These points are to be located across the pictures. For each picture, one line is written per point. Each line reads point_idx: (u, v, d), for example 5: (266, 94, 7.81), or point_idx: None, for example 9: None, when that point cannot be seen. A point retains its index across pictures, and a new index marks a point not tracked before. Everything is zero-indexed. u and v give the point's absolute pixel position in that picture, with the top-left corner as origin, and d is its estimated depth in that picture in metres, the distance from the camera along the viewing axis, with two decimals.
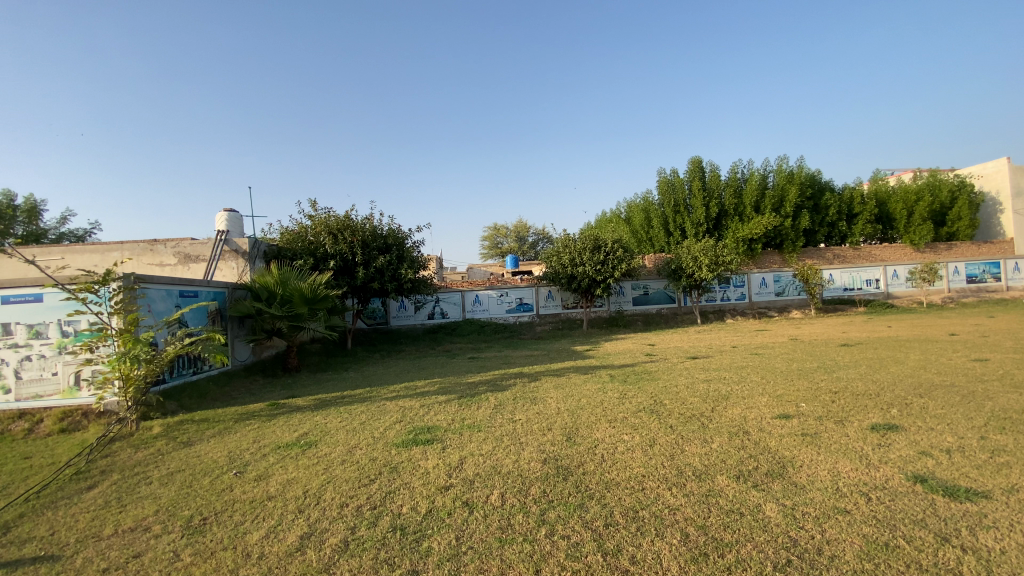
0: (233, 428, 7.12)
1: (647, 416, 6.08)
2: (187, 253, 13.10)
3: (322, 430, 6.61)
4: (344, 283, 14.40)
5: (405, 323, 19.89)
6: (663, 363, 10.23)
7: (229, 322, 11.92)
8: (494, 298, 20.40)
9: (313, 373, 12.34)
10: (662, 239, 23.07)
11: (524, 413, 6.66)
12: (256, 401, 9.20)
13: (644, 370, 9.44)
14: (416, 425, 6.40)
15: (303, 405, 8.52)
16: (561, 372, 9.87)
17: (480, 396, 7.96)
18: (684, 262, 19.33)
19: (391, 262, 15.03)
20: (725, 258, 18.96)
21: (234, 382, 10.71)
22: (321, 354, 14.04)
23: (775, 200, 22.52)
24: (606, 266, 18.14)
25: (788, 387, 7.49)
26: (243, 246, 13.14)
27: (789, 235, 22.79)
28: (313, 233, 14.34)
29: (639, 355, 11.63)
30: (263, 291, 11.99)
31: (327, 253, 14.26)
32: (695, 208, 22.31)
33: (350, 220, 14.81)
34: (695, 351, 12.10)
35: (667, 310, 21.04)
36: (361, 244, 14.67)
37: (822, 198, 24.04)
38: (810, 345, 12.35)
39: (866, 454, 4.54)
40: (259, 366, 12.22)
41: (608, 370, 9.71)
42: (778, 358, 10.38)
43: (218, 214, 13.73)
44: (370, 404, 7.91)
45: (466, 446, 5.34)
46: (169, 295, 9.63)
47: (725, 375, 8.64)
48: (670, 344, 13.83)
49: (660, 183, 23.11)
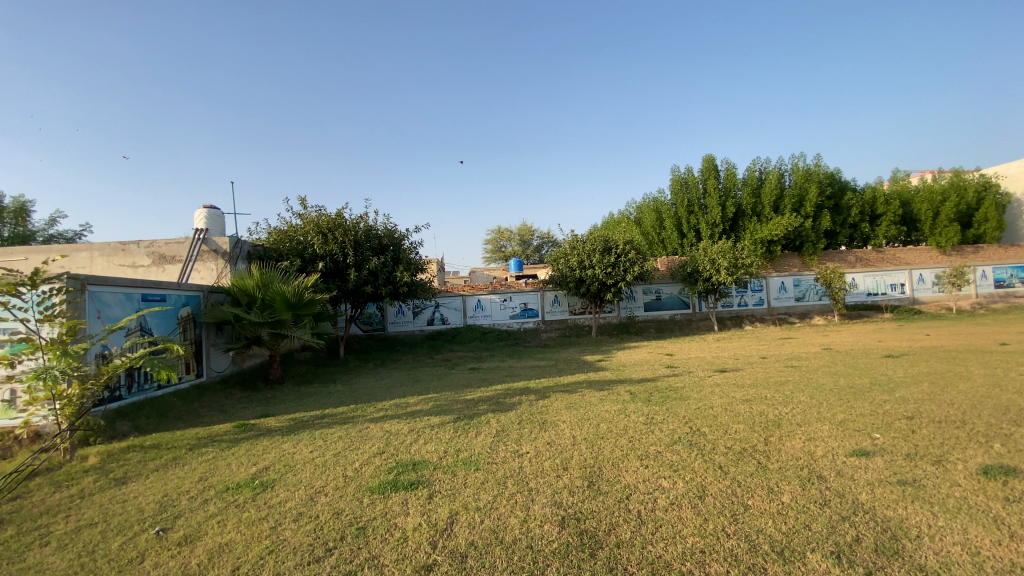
0: (184, 459, 5.95)
1: (687, 452, 4.88)
2: (162, 253, 12.03)
3: (286, 464, 5.42)
4: (335, 286, 13.25)
5: (403, 330, 18.73)
6: (688, 378, 9.04)
7: (204, 330, 10.82)
8: (497, 303, 19.25)
9: (297, 385, 11.18)
10: (675, 241, 21.83)
11: (534, 443, 5.47)
12: (224, 421, 8.05)
13: (669, 387, 8.25)
14: (399, 459, 5.20)
15: (275, 427, 7.34)
16: (573, 387, 8.68)
17: (480, 418, 6.76)
18: (700, 265, 18.10)
19: (386, 264, 13.87)
20: (744, 260, 17.78)
21: (205, 398, 9.56)
22: (309, 364, 12.91)
23: (795, 199, 21.25)
24: (617, 269, 16.94)
25: (847, 411, 6.28)
26: (224, 245, 12.07)
27: (809, 237, 21.55)
28: (302, 232, 13.20)
29: (659, 368, 10.46)
30: (242, 295, 10.88)
31: (316, 253, 13.13)
32: (710, 208, 21.09)
33: (341, 218, 13.66)
34: (721, 362, 10.90)
35: (682, 316, 19.80)
36: (354, 244, 13.52)
37: (844, 198, 22.72)
38: (849, 355, 11.08)
39: (1002, 517, 3.32)
40: (238, 378, 11.09)
41: (627, 385, 8.53)
42: (819, 372, 9.15)
43: (196, 212, 12.62)
44: (351, 428, 6.73)
45: (459, 494, 4.16)
46: (127, 299, 8.59)
47: (765, 394, 7.43)
48: (691, 354, 12.60)
49: (673, 181, 21.94)
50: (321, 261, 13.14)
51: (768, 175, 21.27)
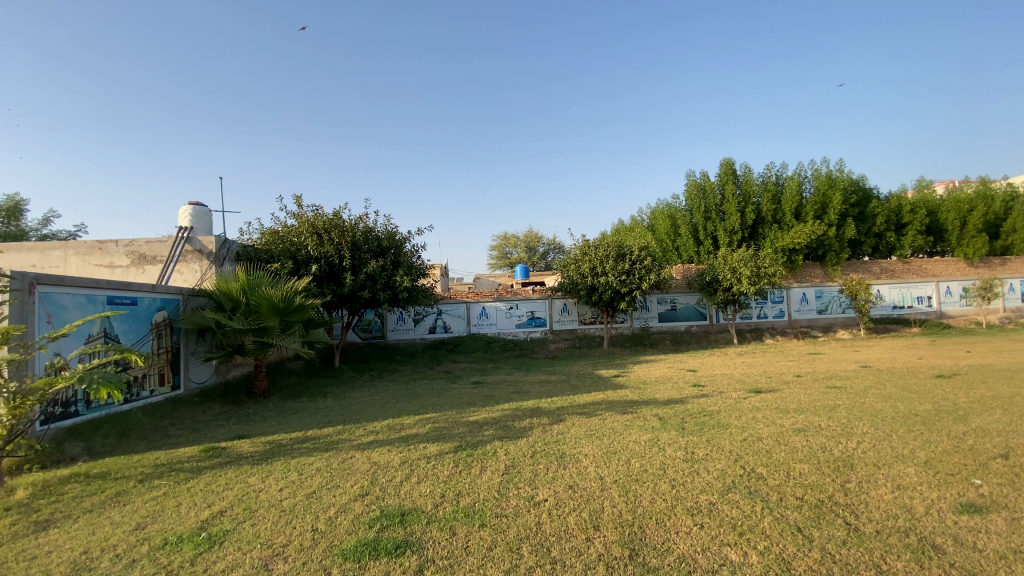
0: (127, 497, 4.97)
1: (751, 506, 3.85)
2: (142, 252, 11.13)
3: (246, 508, 4.42)
4: (330, 290, 12.27)
5: (404, 338, 17.79)
6: (721, 401, 7.99)
7: (183, 337, 9.87)
8: (503, 311, 18.25)
9: (284, 399, 10.18)
10: (691, 249, 20.82)
11: (551, 486, 4.44)
12: (192, 443, 7.06)
13: (701, 412, 7.20)
14: (384, 506, 4.17)
15: (247, 453, 6.35)
16: (591, 409, 7.67)
17: (485, 448, 5.74)
18: (720, 274, 17.05)
19: (385, 267, 12.91)
20: (767, 269, 16.73)
21: (177, 415, 8.59)
22: (300, 376, 11.93)
23: (818, 206, 20.16)
24: (631, 276, 15.87)
25: (927, 446, 5.20)
26: (209, 246, 11.13)
27: (833, 246, 20.49)
28: (295, 232, 12.24)
29: (683, 387, 9.42)
30: (225, 299, 9.92)
31: (309, 255, 12.17)
32: (728, 214, 20.03)
33: (339, 218, 12.71)
34: (751, 381, 9.85)
35: (698, 328, 18.74)
36: (351, 246, 12.56)
37: (870, 205, 21.60)
38: (894, 374, 9.99)
39: None
40: (219, 391, 10.13)
41: (654, 409, 7.50)
42: (868, 394, 8.07)
43: (181, 208, 11.67)
44: (332, 458, 5.71)
45: (458, 567, 3.14)
46: (89, 301, 7.65)
47: (818, 423, 6.35)
48: (716, 370, 11.55)
49: (689, 186, 20.96)
50: (316, 264, 12.18)
51: (790, 180, 20.24)
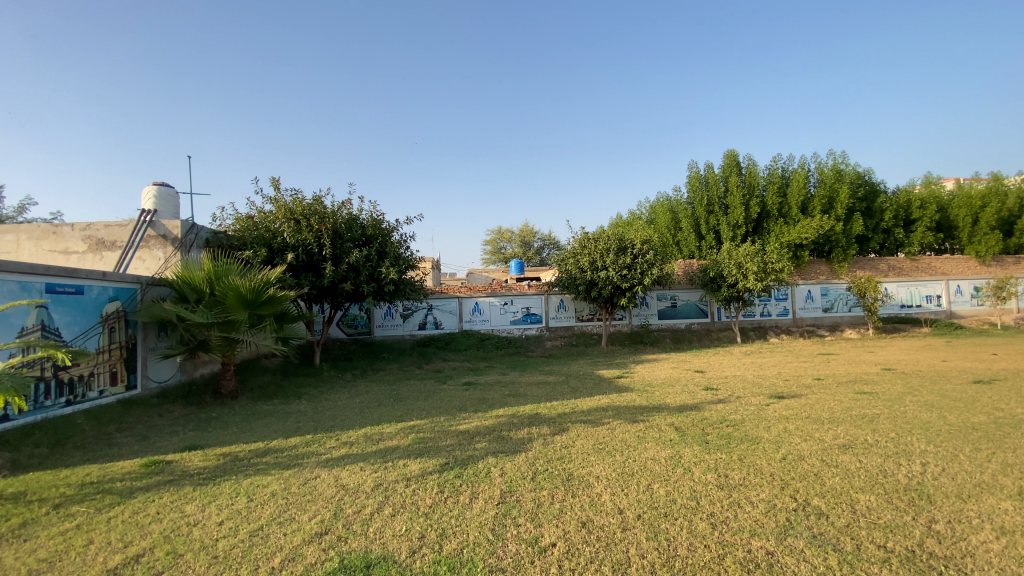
0: (31, 529, 3.99)
1: (825, 561, 3.00)
2: (99, 237, 10.03)
3: (170, 551, 3.47)
4: (308, 282, 11.27)
5: (391, 334, 16.83)
6: (742, 408, 7.14)
7: (140, 331, 8.83)
8: (497, 307, 17.33)
9: (253, 400, 9.18)
10: (693, 243, 19.97)
11: (560, 524, 3.55)
12: (135, 455, 6.07)
13: (723, 422, 6.32)
14: (346, 553, 3.25)
15: (197, 468, 5.39)
16: (597, 416, 6.76)
17: (477, 467, 4.82)
18: (725, 269, 16.20)
19: (369, 257, 11.93)
20: (774, 264, 15.88)
21: (128, 420, 7.58)
22: (274, 375, 10.95)
23: (826, 200, 19.34)
24: (633, 271, 14.96)
25: (1008, 473, 4.41)
26: (174, 230, 10.02)
27: (840, 242, 19.75)
28: (271, 218, 11.20)
29: (694, 390, 8.55)
30: (188, 289, 8.91)
31: (285, 243, 11.15)
32: (732, 207, 19.19)
33: (319, 203, 11.69)
34: (768, 385, 9.00)
35: (699, 326, 17.92)
36: (332, 234, 11.55)
37: (878, 200, 20.82)
38: (923, 379, 9.22)
39: None
40: (181, 392, 9.13)
41: (668, 417, 6.61)
42: (905, 403, 7.25)
43: (144, 189, 10.57)
44: (293, 480, 4.76)
45: None
46: (23, 289, 6.60)
47: (864, 439, 5.52)
48: (726, 371, 10.73)
49: (692, 177, 20.06)
50: (293, 252, 11.16)
51: (796, 172, 19.39)
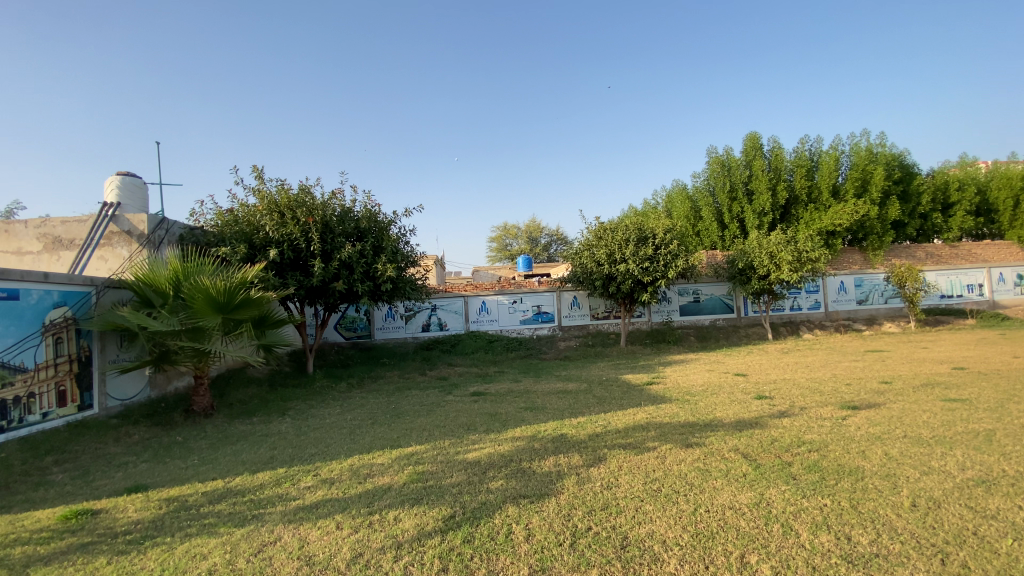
0: None
1: None
2: (56, 235, 8.84)
3: None
4: (295, 282, 10.03)
5: (393, 338, 15.61)
6: (814, 425, 5.85)
7: (96, 342, 7.63)
8: (505, 305, 16.06)
9: (229, 419, 7.94)
10: (715, 233, 18.57)
11: None
12: (63, 501, 4.85)
13: (802, 447, 5.02)
14: None
15: (127, 523, 4.15)
16: (638, 438, 5.48)
17: (494, 526, 3.54)
18: (755, 259, 14.82)
19: (364, 253, 10.66)
20: (809, 252, 14.48)
21: (73, 448, 6.38)
22: (259, 388, 9.73)
23: (858, 183, 17.90)
24: (656, 263, 13.59)
25: None
26: (139, 225, 8.79)
27: (875, 228, 18.28)
28: (251, 210, 9.95)
29: (744, 400, 7.24)
30: (152, 293, 7.69)
31: (268, 238, 9.89)
32: (758, 193, 17.75)
33: (306, 194, 10.42)
34: (828, 391, 7.67)
35: (725, 322, 16.57)
36: (321, 227, 10.30)
37: (914, 182, 19.32)
38: (1010, 380, 7.86)
39: None
40: (145, 412, 7.93)
41: (728, 440, 5.32)
42: (1012, 413, 5.92)
43: (108, 179, 9.36)
44: (243, 549, 3.48)
45: None
46: None
47: (1002, 472, 4.23)
48: (771, 374, 9.42)
49: (712, 162, 18.63)
50: (277, 248, 9.92)
51: (826, 154, 17.94)
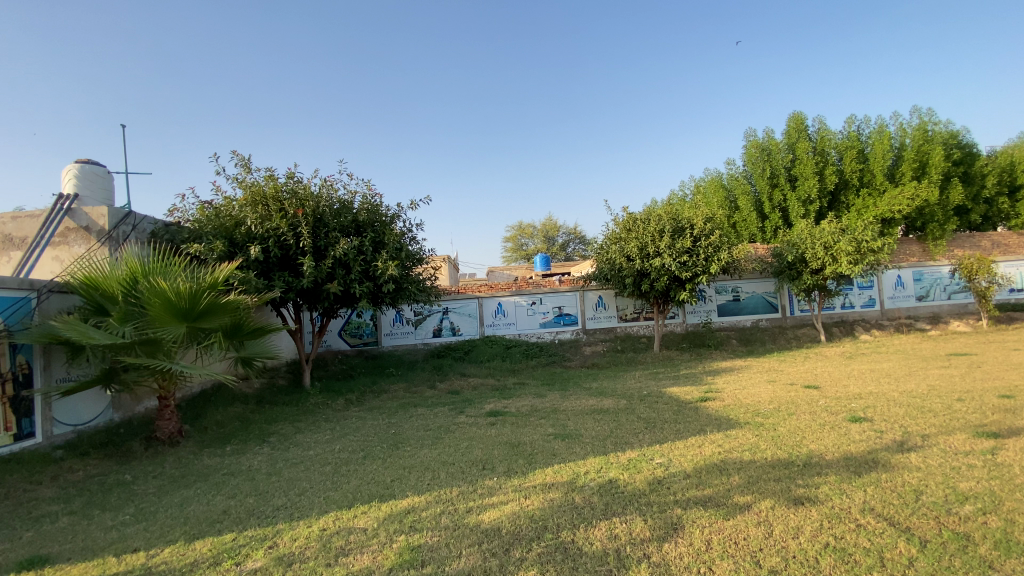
0: None
1: None
2: (6, 233, 7.68)
3: None
4: (282, 284, 8.67)
5: (402, 345, 14.24)
6: (961, 466, 4.25)
7: (37, 359, 6.36)
8: (524, 308, 14.60)
9: (198, 448, 6.59)
10: (754, 224, 16.90)
11: None
12: None
13: (972, 509, 3.44)
14: None
15: None
16: (721, 490, 3.95)
17: None
18: (806, 251, 13.13)
19: (362, 250, 9.26)
20: (870, 242, 12.67)
21: None
22: (243, 407, 8.41)
23: (916, 165, 16.03)
24: (695, 256, 12.00)
25: None
26: (100, 220, 7.52)
27: (935, 214, 16.56)
28: (232, 202, 8.63)
29: (837, 424, 5.66)
30: (105, 299, 6.40)
31: (251, 234, 8.55)
32: (803, 178, 16.03)
33: (296, 183, 9.07)
34: (942, 411, 6.02)
35: (768, 323, 14.90)
36: (312, 220, 8.92)
37: (975, 164, 17.38)
38: None
39: None
40: (99, 441, 6.63)
41: (853, 494, 3.75)
42: None
43: (68, 169, 8.20)
44: None
45: None
46: None
47: None
48: (850, 386, 7.79)
49: (749, 147, 16.98)
50: (262, 245, 8.58)
51: (878, 134, 16.13)
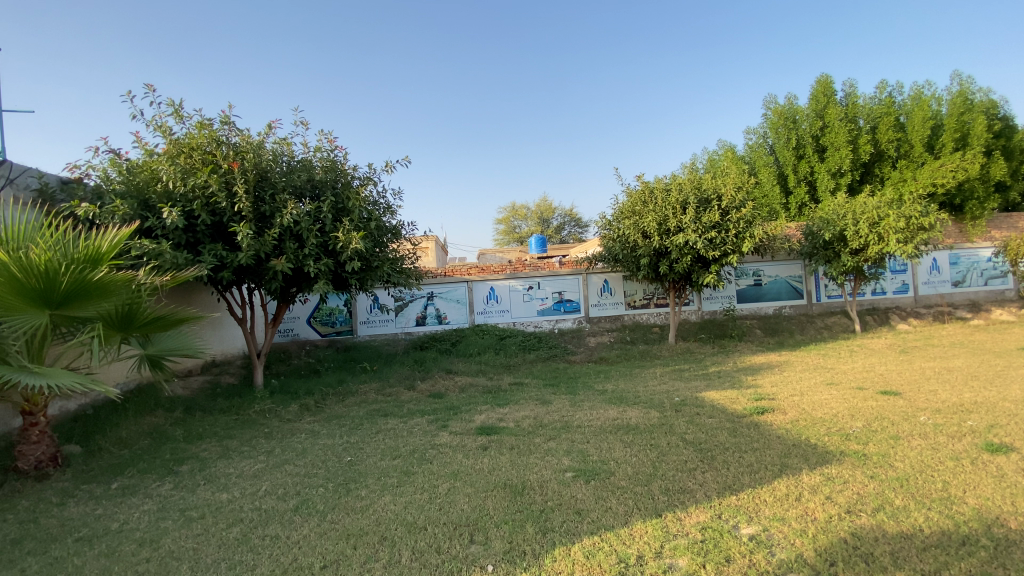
0: None
1: None
2: None
3: None
4: (213, 258, 6.75)
5: (379, 335, 12.39)
6: None
7: None
8: (519, 293, 12.78)
9: (75, 483, 4.72)
10: (777, 200, 15.18)
11: None
12: None
13: None
14: None
15: None
16: None
17: None
18: (845, 227, 11.43)
19: (319, 217, 7.35)
20: (920, 218, 10.98)
21: None
22: (163, 419, 6.51)
23: (957, 135, 14.35)
24: (723, 232, 10.24)
25: None
26: None
27: (975, 190, 14.91)
28: (147, 154, 6.67)
29: (978, 462, 4.01)
30: None
31: (171, 194, 6.59)
32: (834, 148, 14.30)
33: (234, 131, 7.11)
34: None
35: (793, 311, 13.27)
36: (253, 179, 6.96)
37: (1017, 136, 15.74)
38: None
39: None
40: None
41: None
42: None
43: None
44: None
45: None
46: None
47: None
48: (940, 394, 6.11)
49: (773, 114, 15.18)
50: (185, 209, 6.64)
51: (916, 100, 14.41)
